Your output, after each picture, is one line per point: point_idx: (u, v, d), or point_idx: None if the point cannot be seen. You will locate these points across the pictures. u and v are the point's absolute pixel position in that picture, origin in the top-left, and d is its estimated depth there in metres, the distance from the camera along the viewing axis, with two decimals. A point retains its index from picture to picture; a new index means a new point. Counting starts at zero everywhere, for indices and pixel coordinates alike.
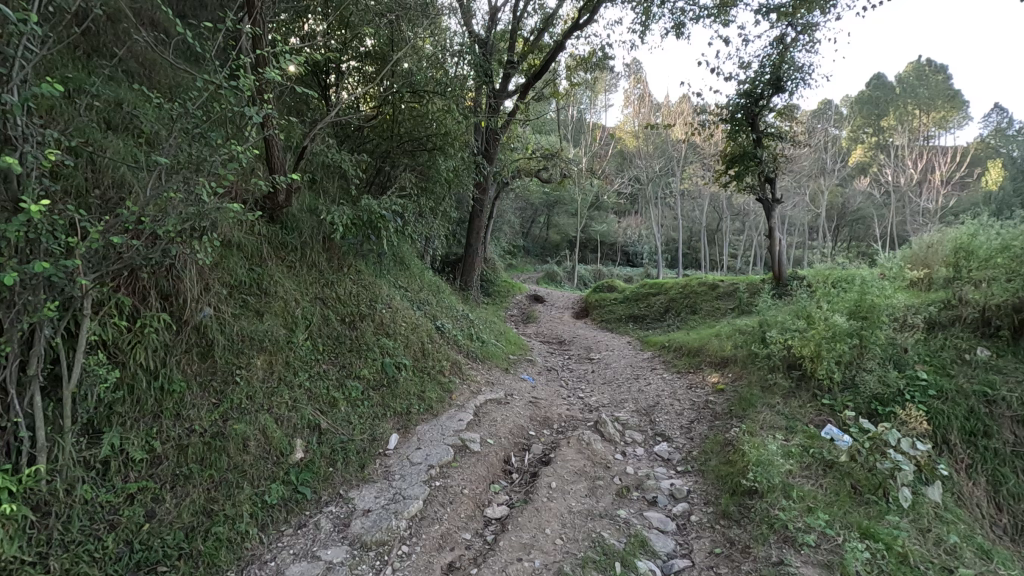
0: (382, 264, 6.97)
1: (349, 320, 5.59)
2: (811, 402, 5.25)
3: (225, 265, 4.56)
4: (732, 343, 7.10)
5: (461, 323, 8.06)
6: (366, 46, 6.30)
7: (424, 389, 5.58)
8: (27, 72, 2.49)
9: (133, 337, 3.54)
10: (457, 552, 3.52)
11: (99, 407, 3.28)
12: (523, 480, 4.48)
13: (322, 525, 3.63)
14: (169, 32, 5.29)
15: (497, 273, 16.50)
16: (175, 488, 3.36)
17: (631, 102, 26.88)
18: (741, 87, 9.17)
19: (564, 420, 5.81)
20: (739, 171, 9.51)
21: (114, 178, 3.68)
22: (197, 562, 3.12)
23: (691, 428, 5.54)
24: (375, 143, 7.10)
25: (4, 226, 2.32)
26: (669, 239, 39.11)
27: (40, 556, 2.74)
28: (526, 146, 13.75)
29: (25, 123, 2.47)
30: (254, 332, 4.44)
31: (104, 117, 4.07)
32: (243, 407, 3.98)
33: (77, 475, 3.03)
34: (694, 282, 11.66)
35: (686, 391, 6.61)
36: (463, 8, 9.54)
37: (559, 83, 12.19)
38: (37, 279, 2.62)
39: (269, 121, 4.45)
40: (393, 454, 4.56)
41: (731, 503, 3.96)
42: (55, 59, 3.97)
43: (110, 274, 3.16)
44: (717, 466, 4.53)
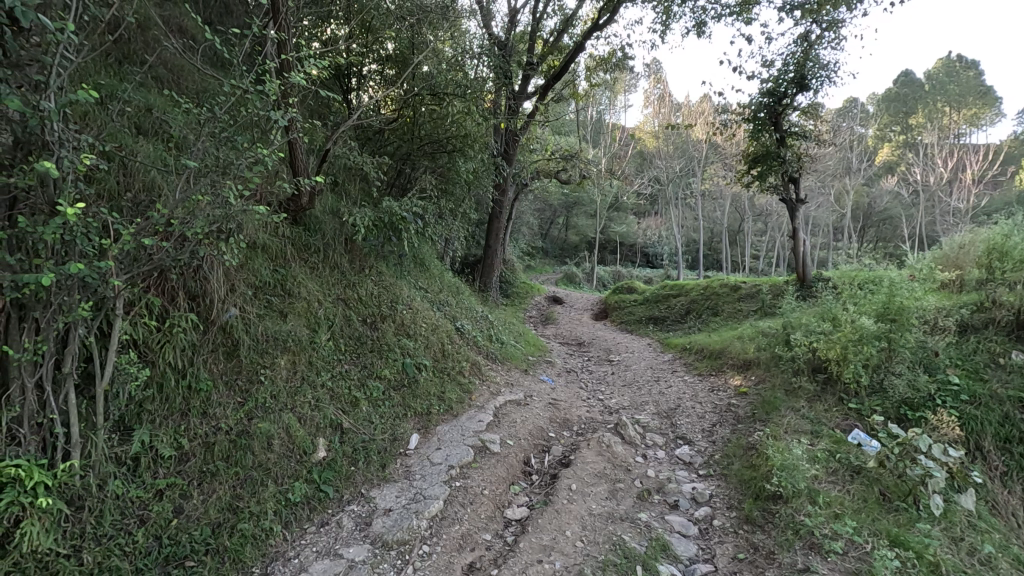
0: (403, 265, 7.04)
1: (370, 320, 5.65)
2: (838, 406, 5.14)
3: (250, 266, 4.65)
4: (755, 345, 7.00)
5: (480, 324, 8.09)
6: (386, 50, 6.32)
7: (444, 390, 5.61)
8: (63, 79, 2.57)
9: (162, 336, 3.63)
10: (478, 553, 3.53)
11: (130, 405, 3.37)
12: (543, 482, 4.47)
13: (344, 523, 3.67)
14: (197, 38, 5.42)
15: (516, 274, 16.54)
16: (202, 485, 3.42)
17: (651, 102, 26.69)
18: (764, 85, 9.03)
19: (584, 422, 5.78)
20: (762, 171, 9.45)
21: (145, 181, 3.78)
22: (223, 558, 3.18)
23: (713, 431, 5.47)
24: (395, 146, 7.17)
25: (42, 229, 2.40)
26: (690, 240, 38.70)
27: (74, 549, 2.83)
28: (545, 146, 13.75)
29: (61, 129, 2.56)
30: (278, 332, 4.51)
31: (135, 122, 4.19)
32: (268, 406, 4.05)
33: (109, 470, 3.12)
34: (716, 283, 11.51)
35: (708, 393, 6.53)
36: (482, 10, 9.57)
37: (579, 83, 12.16)
38: (72, 280, 2.71)
39: (293, 125, 4.54)
40: (413, 454, 4.59)
41: (755, 508, 3.90)
42: (89, 67, 4.10)
43: (142, 276, 3.24)
44: (740, 470, 4.47)
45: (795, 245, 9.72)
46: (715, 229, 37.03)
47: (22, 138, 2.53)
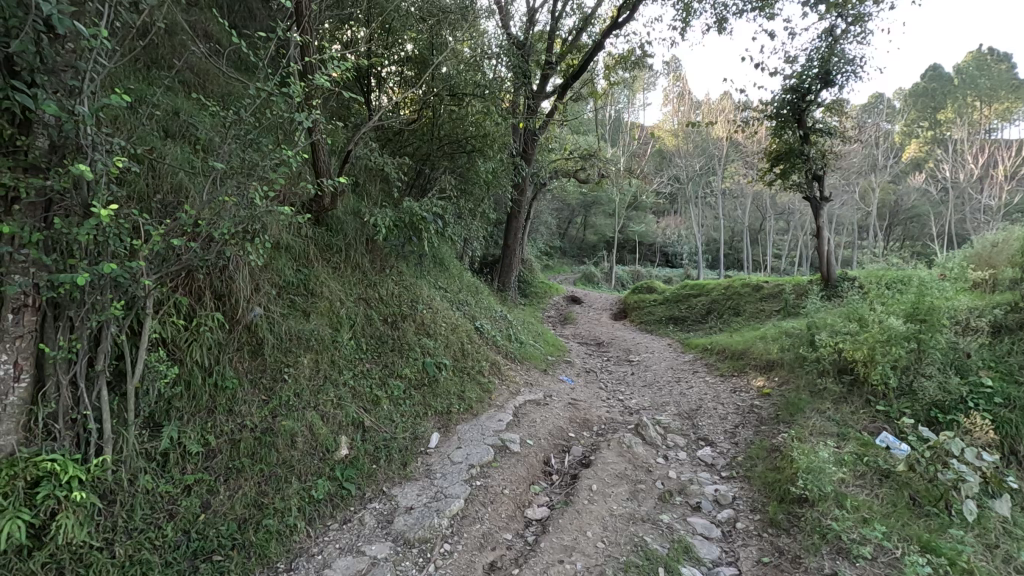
0: (423, 265, 7.08)
1: (390, 319, 5.69)
2: (865, 408, 5.03)
3: (274, 266, 4.73)
4: (778, 346, 6.88)
5: (500, 324, 8.10)
6: (406, 51, 6.30)
7: (464, 389, 5.62)
8: (96, 84, 2.64)
9: (189, 335, 3.70)
10: (499, 552, 3.54)
11: (159, 402, 3.44)
12: (564, 482, 4.46)
13: (367, 521, 3.71)
14: (222, 43, 5.52)
15: (535, 274, 16.53)
16: (228, 481, 3.49)
17: (670, 100, 26.45)
18: (787, 82, 8.87)
19: (604, 422, 5.75)
20: (785, 169, 9.29)
21: (173, 183, 3.85)
22: (249, 553, 3.24)
23: (736, 432, 5.40)
24: (415, 146, 7.19)
25: (77, 230, 2.48)
26: (710, 240, 38.23)
27: (107, 542, 2.91)
28: (564, 146, 13.74)
29: (94, 132, 2.63)
30: (301, 332, 4.57)
31: (162, 125, 4.28)
32: (291, 404, 4.10)
33: (139, 465, 3.19)
34: (737, 283, 11.34)
35: (729, 395, 6.45)
36: (500, 10, 9.57)
37: (597, 83, 12.09)
38: (104, 280, 2.78)
39: (317, 127, 4.61)
40: (434, 453, 4.60)
41: (779, 511, 3.84)
42: (119, 72, 4.20)
43: (170, 276, 3.32)
44: (764, 472, 4.40)
45: (819, 243, 9.54)
46: (735, 228, 36.55)
47: (58, 142, 2.60)
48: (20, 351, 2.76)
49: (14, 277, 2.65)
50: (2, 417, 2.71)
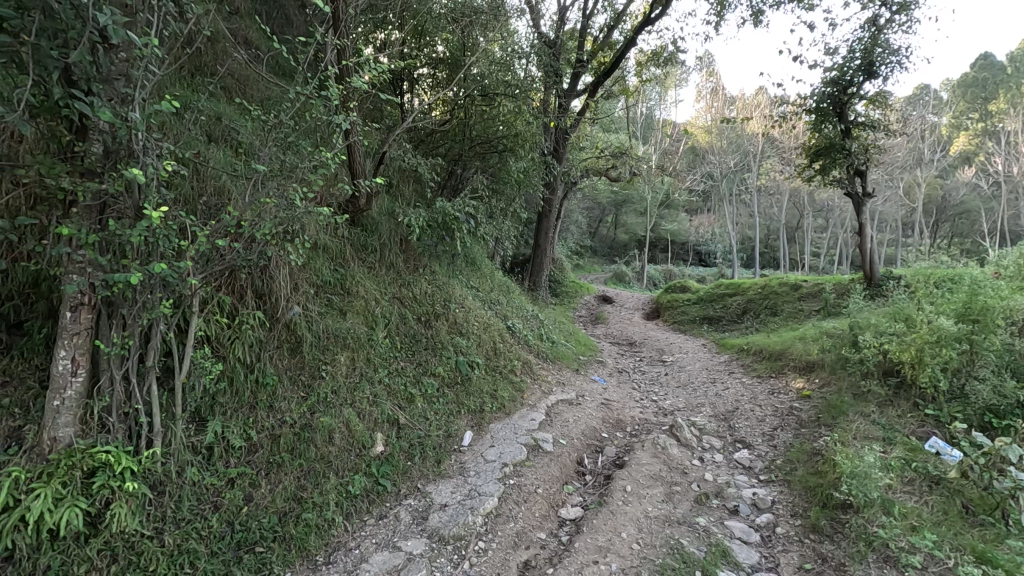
0: (455, 265, 7.13)
1: (424, 319, 5.76)
2: (912, 412, 4.83)
3: (312, 266, 4.83)
4: (819, 346, 6.67)
5: (531, 323, 8.10)
6: (438, 53, 6.42)
7: (497, 389, 5.64)
8: (147, 91, 2.75)
9: (232, 333, 3.82)
10: (532, 551, 3.54)
11: (205, 397, 3.57)
12: (598, 482, 4.43)
13: (402, 517, 3.76)
14: (261, 49, 5.67)
15: (565, 273, 16.46)
16: (269, 475, 3.58)
17: (703, 96, 25.97)
18: (827, 74, 8.57)
19: (638, 423, 5.69)
20: (825, 164, 9.01)
21: (216, 186, 3.97)
22: (290, 545, 3.33)
23: (774, 435, 5.26)
24: (448, 147, 7.25)
25: (130, 231, 2.58)
26: (745, 238, 37.39)
27: (157, 531, 3.03)
28: (595, 145, 13.68)
29: (145, 138, 2.75)
30: (338, 331, 4.66)
31: (207, 130, 4.42)
32: (329, 401, 4.19)
33: (187, 458, 3.31)
34: (775, 282, 11.04)
35: (767, 397, 6.28)
36: (531, 9, 9.57)
37: (629, 80, 11.95)
38: (154, 279, 2.90)
39: (353, 131, 4.70)
40: (467, 451, 4.63)
41: (822, 516, 3.73)
42: (166, 79, 4.36)
43: (215, 276, 3.44)
44: (805, 476, 4.28)
45: (861, 241, 9.21)
46: (771, 226, 35.64)
47: (112, 148, 2.72)
48: (78, 347, 2.90)
49: (72, 276, 2.78)
50: (61, 410, 2.86)
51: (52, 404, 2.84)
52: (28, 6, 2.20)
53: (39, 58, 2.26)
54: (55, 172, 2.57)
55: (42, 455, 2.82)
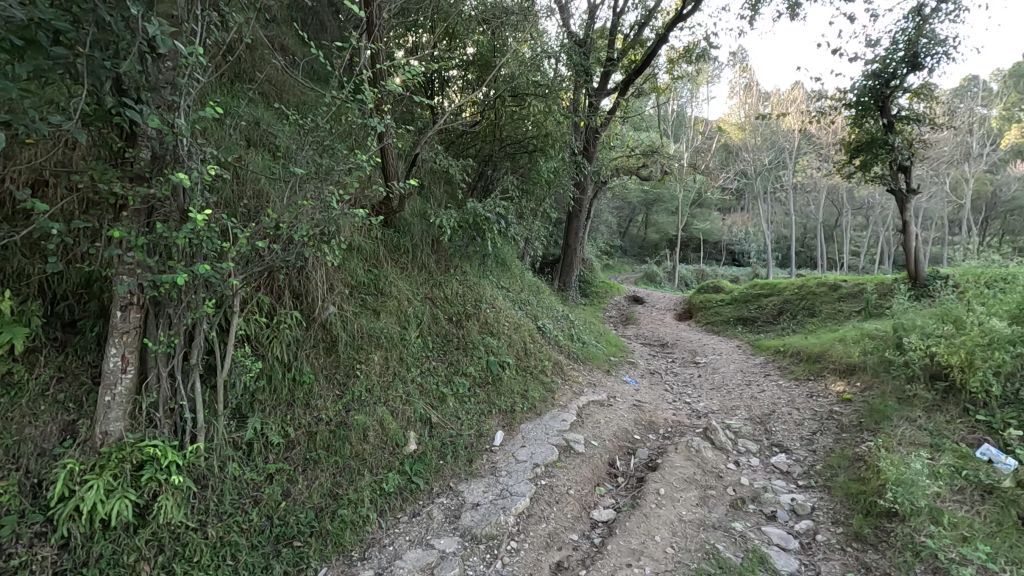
0: (486, 265, 7.16)
1: (455, 319, 5.81)
2: (962, 417, 4.62)
3: (347, 267, 4.92)
4: (860, 348, 6.44)
5: (561, 324, 8.07)
6: (468, 55, 6.47)
7: (528, 388, 5.64)
8: (192, 98, 2.85)
9: (271, 331, 3.92)
10: (565, 552, 3.53)
11: (245, 394, 3.67)
12: (630, 484, 4.39)
13: (435, 515, 3.80)
14: (297, 55, 5.80)
15: (595, 273, 16.35)
16: (306, 472, 3.66)
17: (736, 93, 25.42)
18: (869, 67, 8.28)
19: (671, 425, 5.61)
20: (866, 160, 8.70)
21: (255, 189, 4.08)
22: (326, 540, 3.40)
23: (814, 439, 5.11)
24: (478, 147, 7.33)
25: (176, 233, 2.68)
26: (780, 237, 36.47)
27: (201, 523, 3.12)
28: (625, 143, 13.56)
29: (190, 144, 2.85)
30: (372, 330, 4.73)
31: (246, 135, 4.55)
32: (363, 399, 4.26)
33: (228, 453, 3.41)
34: (812, 282, 10.73)
35: (805, 400, 6.11)
36: (561, 8, 9.54)
37: (660, 77, 11.79)
38: (198, 280, 3.01)
39: (386, 134, 4.77)
40: (498, 451, 4.65)
41: (865, 525, 3.61)
42: (209, 86, 4.50)
43: (255, 276, 3.54)
44: (846, 482, 4.15)
45: (905, 240, 8.86)
46: (808, 225, 34.65)
47: (159, 153, 2.83)
48: (127, 345, 3.03)
49: (123, 277, 2.90)
50: (112, 405, 2.99)
51: (104, 400, 2.97)
52: (84, 19, 2.30)
53: (93, 69, 2.36)
54: (107, 177, 2.69)
55: (95, 448, 2.95)
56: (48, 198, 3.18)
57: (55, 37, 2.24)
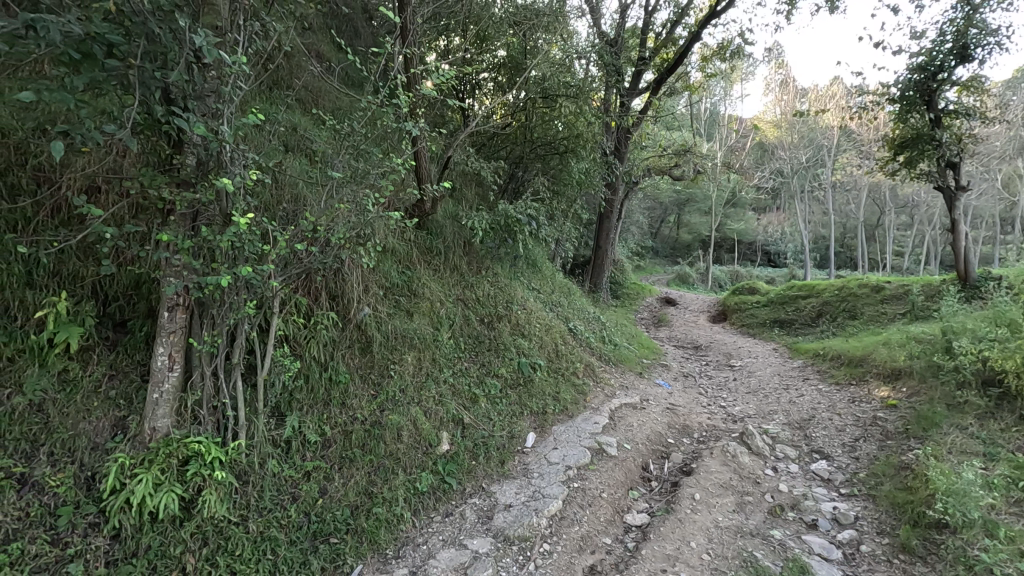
0: (518, 266, 7.17)
1: (487, 320, 5.84)
2: (1018, 426, 4.38)
3: (382, 269, 5.00)
4: (905, 352, 6.19)
5: (593, 325, 8.02)
6: (498, 57, 6.47)
7: (560, 390, 5.62)
8: (234, 105, 2.94)
9: (309, 332, 4.01)
10: (598, 556, 3.50)
11: (284, 393, 3.77)
12: (664, 489, 4.32)
13: (468, 515, 3.83)
14: (333, 61, 5.92)
15: (626, 274, 16.19)
16: (342, 470, 3.73)
17: (772, 90, 24.80)
18: (914, 60, 7.94)
19: (705, 429, 5.51)
20: (911, 157, 8.37)
21: (293, 192, 4.18)
22: (361, 538, 3.47)
23: (856, 446, 4.94)
24: (509, 149, 7.35)
25: (219, 236, 2.77)
26: (818, 237, 35.43)
27: (242, 518, 3.22)
28: (657, 143, 13.40)
29: (233, 150, 2.94)
30: (406, 331, 4.80)
31: (284, 140, 4.67)
32: (397, 399, 4.32)
33: (268, 451, 3.50)
34: (854, 283, 10.37)
35: (847, 405, 5.91)
36: (592, 9, 9.49)
37: (692, 75, 11.60)
38: (241, 281, 3.10)
39: (420, 138, 4.83)
40: (530, 452, 4.65)
41: (913, 536, 3.48)
42: (250, 94, 4.64)
43: (294, 278, 3.63)
44: (892, 492, 4.00)
45: (953, 239, 8.49)
46: (848, 224, 33.54)
47: (204, 159, 2.92)
48: (174, 344, 3.15)
49: (170, 280, 3.01)
50: (160, 402, 3.11)
51: (153, 397, 3.09)
52: (135, 32, 2.40)
53: (144, 80, 2.46)
54: (156, 183, 2.80)
55: (144, 443, 3.07)
56: (101, 203, 3.34)
57: (109, 50, 2.34)
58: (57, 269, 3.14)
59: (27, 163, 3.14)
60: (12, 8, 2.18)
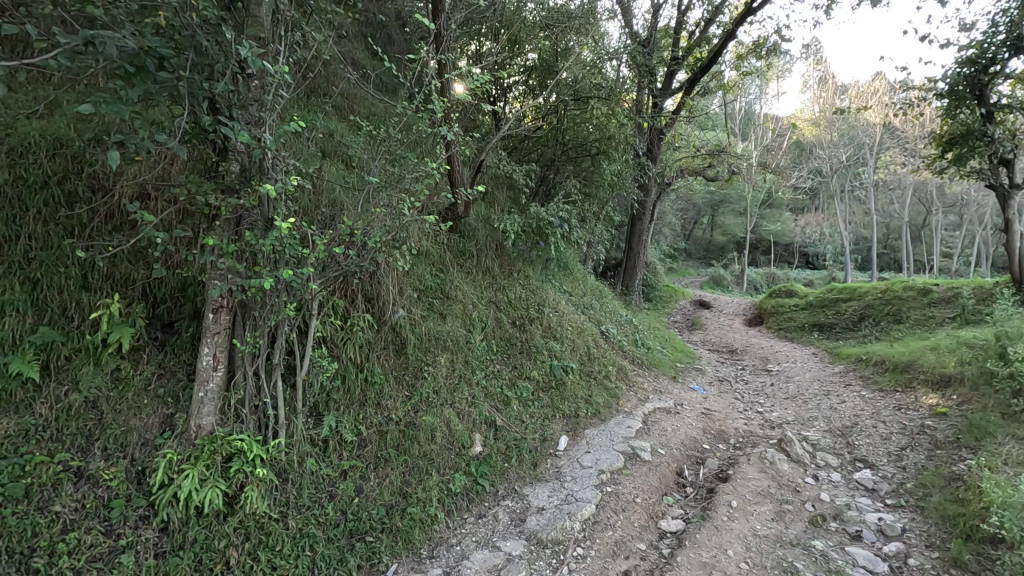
0: (549, 269, 7.18)
1: (519, 322, 5.85)
2: None
3: (415, 271, 5.07)
4: (956, 358, 5.92)
5: (625, 328, 7.95)
6: (530, 60, 6.48)
7: (592, 394, 5.58)
8: (275, 113, 3.03)
9: (345, 333, 4.10)
10: (632, 562, 3.47)
11: (321, 393, 3.85)
12: (700, 495, 4.24)
13: (500, 517, 3.85)
14: (367, 68, 6.05)
15: (659, 277, 15.98)
16: (378, 469, 3.79)
17: (810, 87, 24.13)
18: (964, 53, 7.58)
19: (742, 435, 5.39)
20: (961, 154, 8.01)
21: (330, 197, 4.27)
22: (396, 537, 3.52)
23: (903, 455, 4.76)
24: (540, 152, 7.35)
25: (262, 241, 2.87)
26: (860, 238, 34.26)
27: (282, 514, 3.30)
28: (690, 144, 13.20)
29: (274, 157, 3.03)
30: (438, 333, 4.85)
31: (322, 146, 4.79)
32: (431, 400, 4.37)
33: (306, 450, 3.59)
34: (899, 285, 9.99)
35: (892, 412, 5.69)
36: (624, 9, 9.42)
37: (727, 73, 11.38)
38: (281, 284, 3.19)
39: (453, 142, 4.88)
40: (563, 455, 4.64)
41: (965, 550, 3.32)
42: (289, 102, 4.78)
43: (332, 281, 3.71)
44: (942, 503, 3.83)
45: (1007, 239, 8.09)
46: (891, 224, 32.36)
47: (247, 166, 3.02)
48: (218, 344, 3.26)
49: (215, 282, 3.12)
50: (205, 400, 3.22)
51: (198, 395, 3.21)
52: (184, 45, 2.51)
53: (192, 90, 2.56)
54: (203, 189, 2.91)
55: (190, 440, 3.19)
56: (151, 209, 3.49)
57: (161, 63, 2.45)
58: (110, 273, 3.31)
59: (83, 172, 3.33)
60: (71, 24, 2.31)
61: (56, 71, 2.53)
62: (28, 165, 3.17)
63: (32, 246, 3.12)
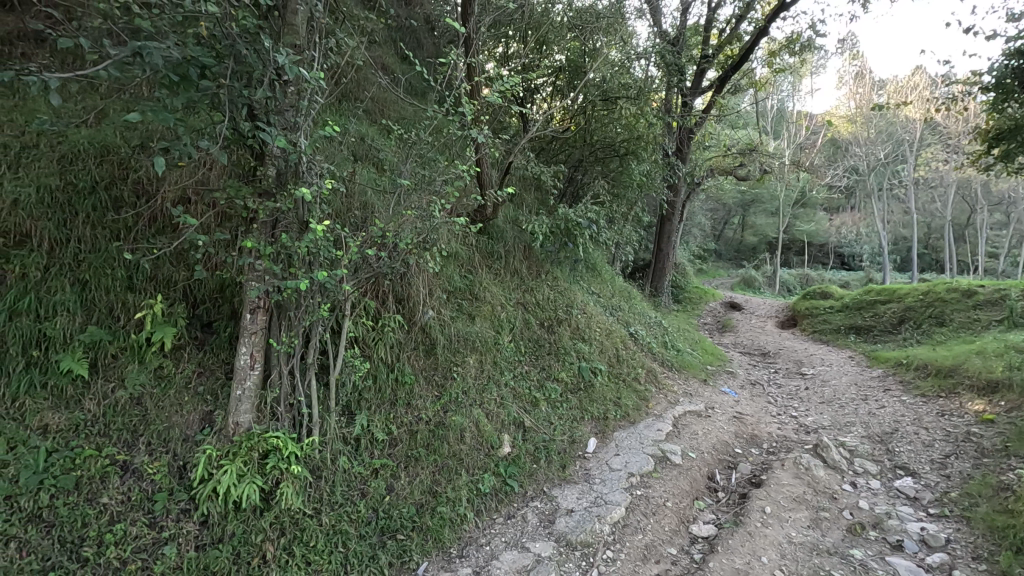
0: (576, 270, 7.16)
1: (546, 324, 5.84)
2: None
3: (445, 273, 5.11)
4: (1004, 364, 5.68)
5: (654, 330, 7.87)
6: (558, 62, 6.47)
7: (621, 396, 5.53)
8: (310, 118, 3.09)
9: (377, 334, 4.16)
10: (663, 566, 3.44)
11: (353, 393, 3.92)
12: (732, 500, 4.17)
13: (529, 518, 3.85)
14: (397, 72, 6.13)
15: (688, 278, 15.76)
16: (408, 468, 3.84)
17: (846, 83, 23.45)
18: (1012, 45, 7.24)
19: (776, 440, 5.27)
20: (1009, 150, 7.65)
21: (362, 200, 4.34)
22: (427, 536, 3.55)
23: (947, 463, 4.58)
24: (568, 153, 7.34)
25: (298, 243, 2.94)
26: (898, 238, 33.13)
27: (316, 510, 3.37)
28: (721, 143, 12.98)
29: (308, 161, 3.10)
30: (467, 333, 4.89)
31: (353, 150, 4.88)
32: (460, 400, 4.41)
33: (339, 448, 3.66)
34: (941, 287, 9.62)
35: (935, 418, 5.49)
36: (653, 8, 9.32)
37: (758, 70, 11.14)
38: (316, 285, 3.26)
39: (482, 144, 4.91)
40: (592, 458, 4.62)
41: (1015, 564, 3.17)
42: (321, 107, 4.88)
43: (364, 282, 3.78)
44: (990, 514, 3.68)
45: None
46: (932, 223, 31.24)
47: (283, 170, 3.10)
48: (255, 344, 3.35)
49: (253, 283, 3.21)
50: (243, 398, 3.31)
51: (237, 392, 3.30)
52: (224, 54, 2.59)
53: (232, 98, 2.64)
54: (241, 193, 3.00)
55: (228, 436, 3.28)
56: (192, 213, 3.61)
57: (202, 72, 2.53)
58: (154, 274, 3.44)
59: (129, 178, 3.48)
60: (119, 36, 2.40)
61: (105, 81, 2.64)
62: (78, 172, 3.33)
63: (82, 249, 3.28)
